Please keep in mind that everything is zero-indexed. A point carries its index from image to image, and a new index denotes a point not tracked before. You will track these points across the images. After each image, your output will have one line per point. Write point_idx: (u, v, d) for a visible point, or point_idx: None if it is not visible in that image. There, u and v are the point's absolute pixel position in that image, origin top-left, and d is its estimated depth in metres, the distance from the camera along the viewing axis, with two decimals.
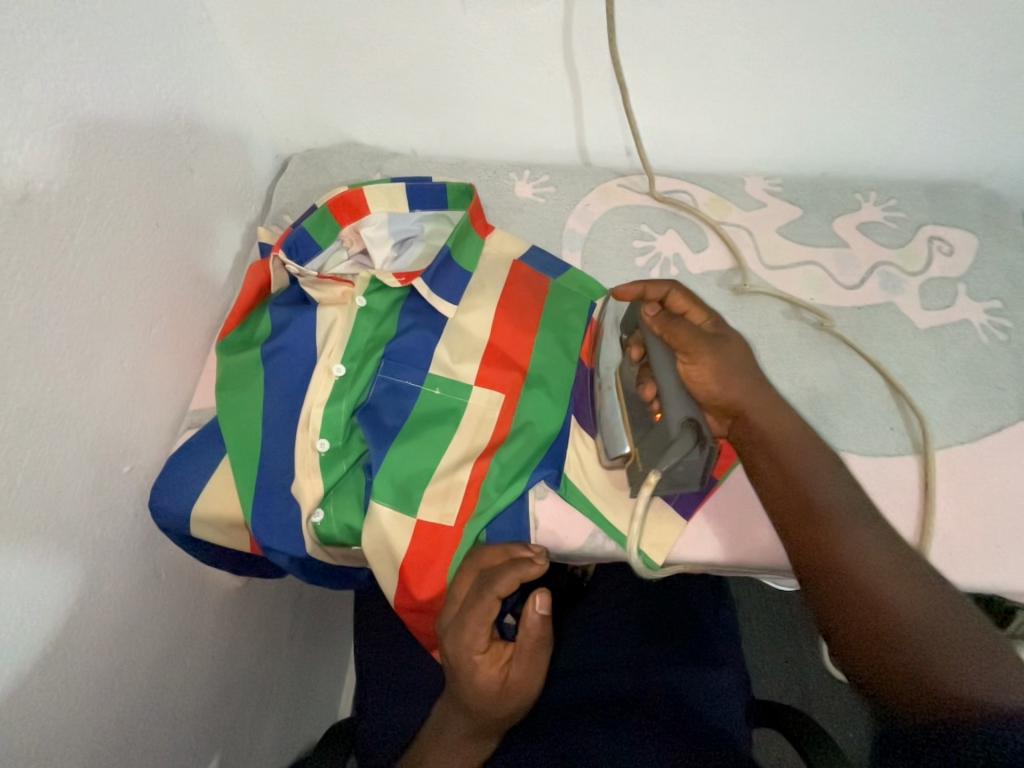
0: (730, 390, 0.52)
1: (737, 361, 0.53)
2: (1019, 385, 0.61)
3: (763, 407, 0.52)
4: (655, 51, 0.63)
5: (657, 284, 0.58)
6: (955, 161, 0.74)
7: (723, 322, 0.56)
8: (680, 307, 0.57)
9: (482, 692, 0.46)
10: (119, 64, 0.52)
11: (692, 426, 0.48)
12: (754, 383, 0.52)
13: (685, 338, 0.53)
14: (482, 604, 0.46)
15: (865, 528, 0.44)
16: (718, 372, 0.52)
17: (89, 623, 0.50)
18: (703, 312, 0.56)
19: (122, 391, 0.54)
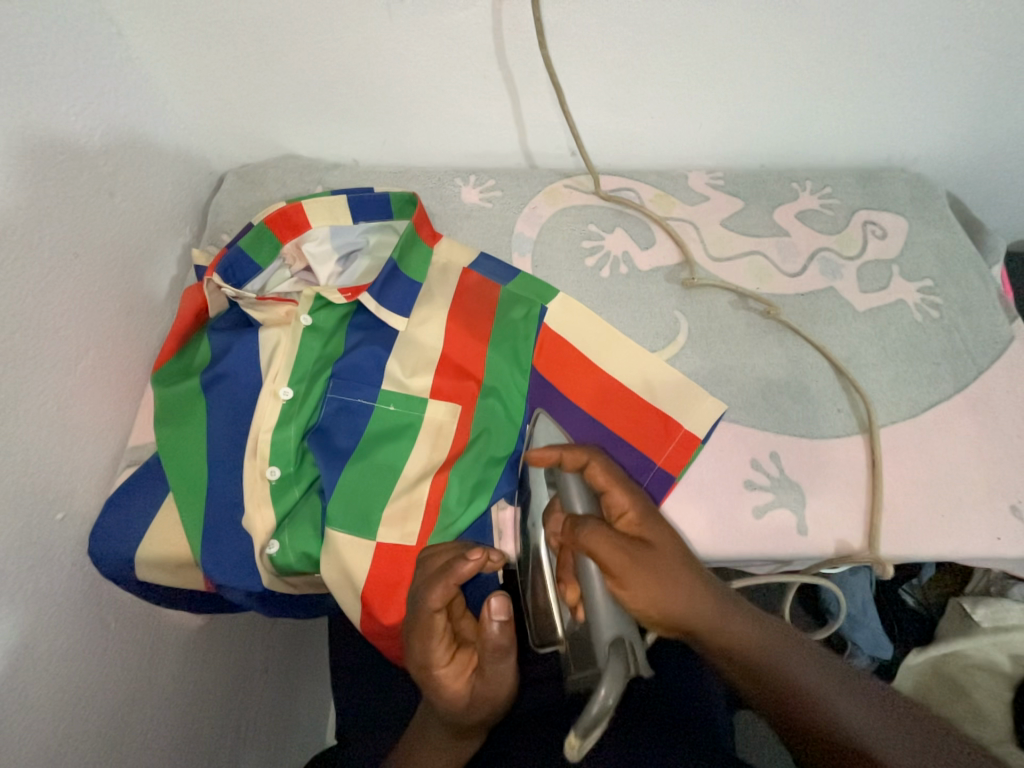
0: (670, 607, 0.43)
1: (670, 570, 0.44)
2: (953, 359, 0.64)
3: (712, 616, 0.43)
4: (587, 53, 0.63)
5: (574, 456, 0.51)
6: (882, 148, 0.77)
7: (651, 513, 0.48)
8: (600, 483, 0.50)
9: (453, 704, 0.45)
10: (19, 85, 0.48)
11: (619, 648, 0.40)
12: (695, 592, 0.44)
13: (606, 555, 0.44)
14: (430, 618, 0.44)
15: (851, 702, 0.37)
16: (650, 594, 0.43)
17: (28, 686, 0.47)
18: (624, 496, 0.49)
19: (49, 434, 0.51)
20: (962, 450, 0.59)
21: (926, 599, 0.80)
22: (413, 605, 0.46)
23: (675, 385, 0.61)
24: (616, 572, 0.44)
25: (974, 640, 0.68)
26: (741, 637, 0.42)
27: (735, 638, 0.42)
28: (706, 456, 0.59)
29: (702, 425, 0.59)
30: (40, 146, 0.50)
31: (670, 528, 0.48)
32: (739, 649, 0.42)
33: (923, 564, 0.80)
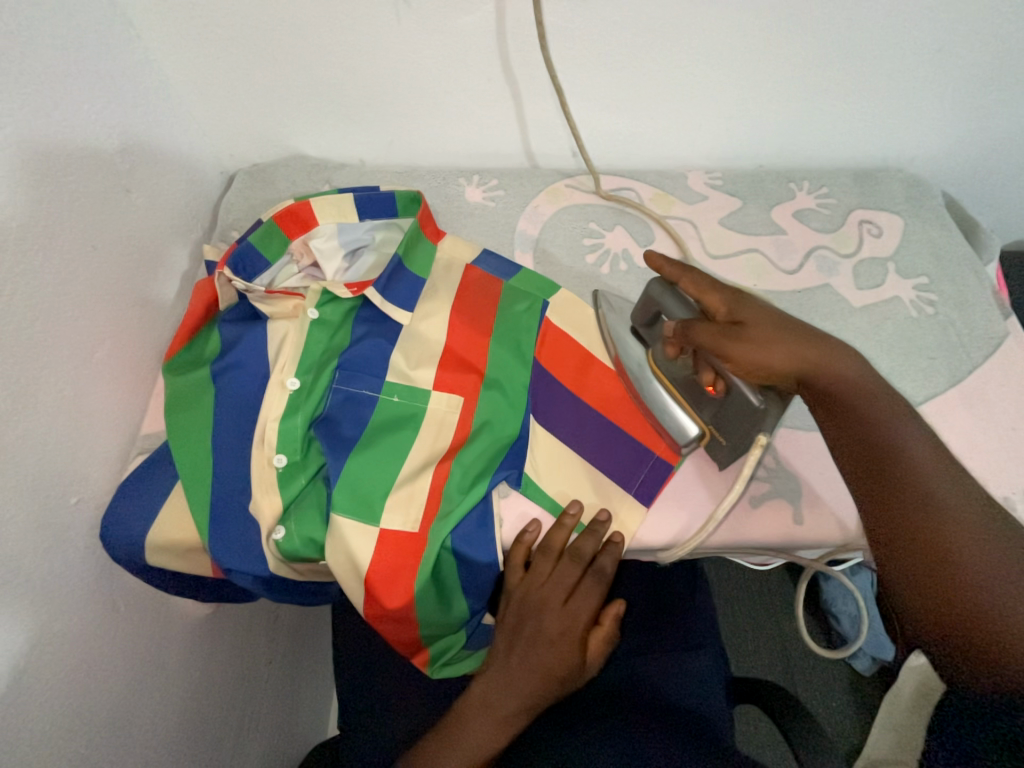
0: (782, 360, 0.48)
1: (768, 335, 0.49)
2: (947, 354, 0.65)
3: (833, 369, 0.47)
4: (588, 57, 0.65)
5: (670, 271, 0.56)
6: (877, 149, 0.78)
7: (742, 298, 0.52)
8: (693, 296, 0.54)
9: (570, 668, 0.54)
10: (42, 87, 0.50)
11: (770, 390, 0.51)
12: (793, 350, 0.48)
13: (711, 340, 0.50)
14: (590, 592, 0.55)
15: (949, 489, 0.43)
16: (758, 358, 0.48)
17: (43, 663, 0.48)
18: (717, 297, 0.53)
19: (64, 420, 0.52)
20: (956, 442, 0.60)
21: None
22: (572, 577, 0.55)
23: None
24: (721, 350, 0.50)
25: None
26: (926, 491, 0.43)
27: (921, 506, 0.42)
28: None
29: None
30: (60, 144, 0.52)
31: (762, 307, 0.51)
32: (918, 491, 0.42)
33: None
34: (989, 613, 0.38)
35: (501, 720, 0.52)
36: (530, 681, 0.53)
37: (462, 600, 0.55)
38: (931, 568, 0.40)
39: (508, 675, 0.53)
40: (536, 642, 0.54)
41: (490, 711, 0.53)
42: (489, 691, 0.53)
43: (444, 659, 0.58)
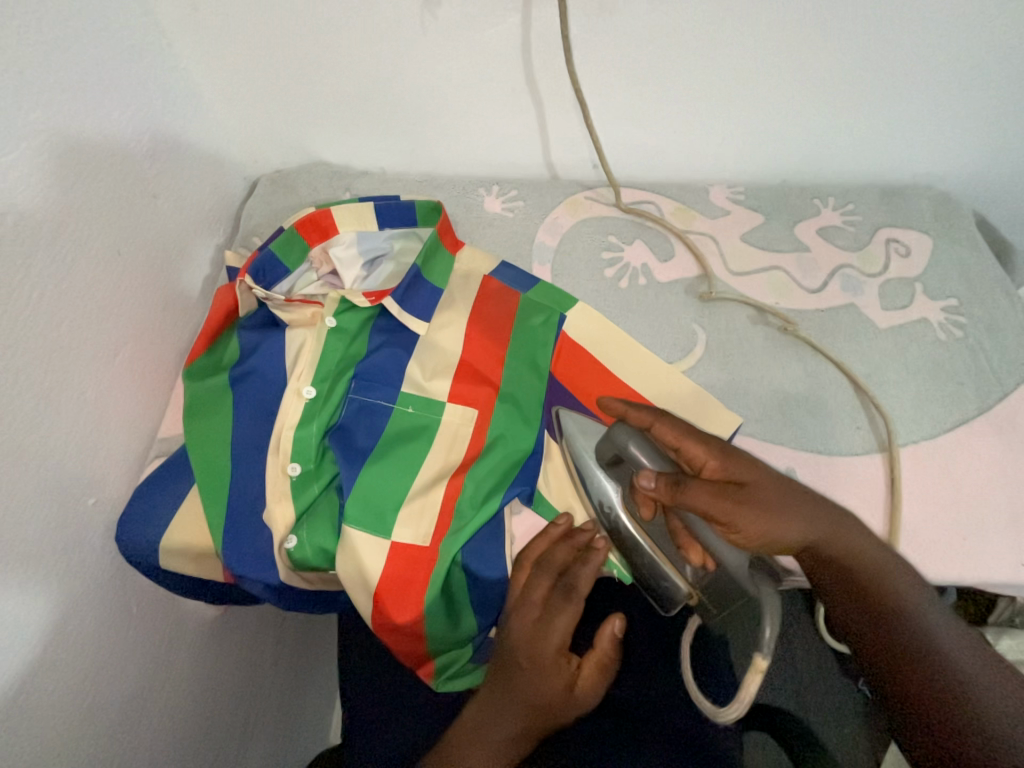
0: (795, 537, 0.46)
1: (769, 503, 0.46)
2: (976, 379, 0.63)
3: (831, 535, 0.46)
4: (612, 70, 0.65)
5: (640, 417, 0.54)
6: (906, 166, 0.77)
7: (728, 452, 0.49)
8: (671, 443, 0.51)
9: (553, 695, 0.47)
10: (76, 94, 0.52)
11: (759, 570, 0.49)
12: (798, 517, 0.46)
13: (709, 508, 0.47)
14: (560, 608, 0.48)
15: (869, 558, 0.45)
16: (767, 529, 0.46)
17: (56, 662, 0.49)
18: (701, 449, 0.50)
19: (85, 422, 0.53)
20: (985, 472, 0.58)
21: None
22: (542, 588, 0.49)
23: (691, 396, 0.61)
24: (724, 520, 0.47)
25: None
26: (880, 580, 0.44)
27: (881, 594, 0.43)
28: None
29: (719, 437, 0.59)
30: (91, 150, 0.53)
31: (749, 459, 0.49)
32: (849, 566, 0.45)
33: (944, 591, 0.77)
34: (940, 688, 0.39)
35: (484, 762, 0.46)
36: (508, 714, 0.47)
37: (471, 616, 0.55)
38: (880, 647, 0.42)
39: (487, 707, 0.48)
40: (511, 661, 0.48)
41: (472, 741, 0.47)
42: (475, 717, 0.48)
43: (450, 672, 0.58)
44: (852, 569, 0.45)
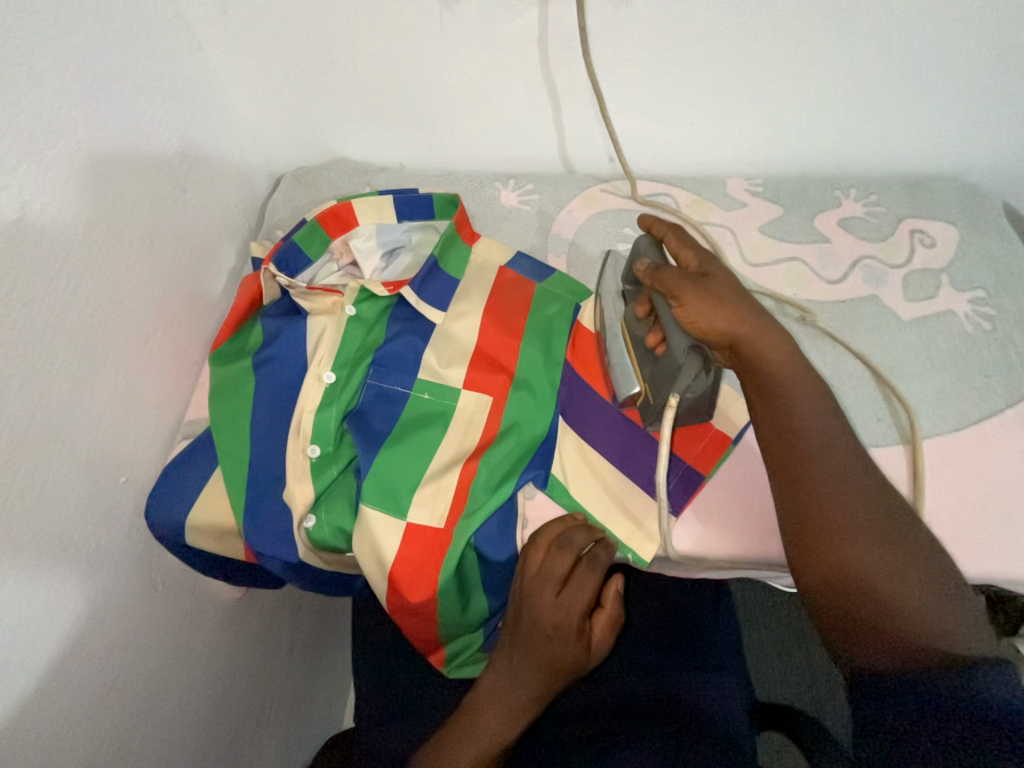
0: (721, 320, 0.49)
1: (724, 294, 0.50)
2: (1005, 372, 0.61)
3: (767, 353, 0.49)
4: (629, 63, 0.65)
5: (659, 227, 0.57)
6: (931, 156, 0.75)
7: (712, 258, 0.53)
8: (673, 249, 0.56)
9: (574, 660, 0.50)
10: (113, 93, 0.54)
11: (696, 350, 0.51)
12: (738, 314, 0.49)
13: (670, 282, 0.52)
14: (584, 581, 0.50)
15: (817, 448, 0.46)
16: (704, 309, 0.50)
17: (88, 632, 0.51)
18: (692, 254, 0.54)
19: (117, 404, 0.55)
20: (1015, 468, 0.56)
21: None
22: (562, 565, 0.50)
23: None
24: (677, 294, 0.51)
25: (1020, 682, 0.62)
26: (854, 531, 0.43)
27: (844, 543, 0.43)
28: (738, 457, 0.58)
29: (735, 426, 0.59)
30: (126, 146, 0.55)
31: (730, 273, 0.53)
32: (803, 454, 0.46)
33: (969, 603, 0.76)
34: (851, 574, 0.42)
35: (511, 715, 0.50)
36: (531, 673, 0.50)
37: (482, 599, 0.56)
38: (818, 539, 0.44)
39: (511, 671, 0.50)
40: (533, 634, 0.49)
41: (499, 703, 0.50)
42: (499, 681, 0.51)
43: (460, 659, 0.59)
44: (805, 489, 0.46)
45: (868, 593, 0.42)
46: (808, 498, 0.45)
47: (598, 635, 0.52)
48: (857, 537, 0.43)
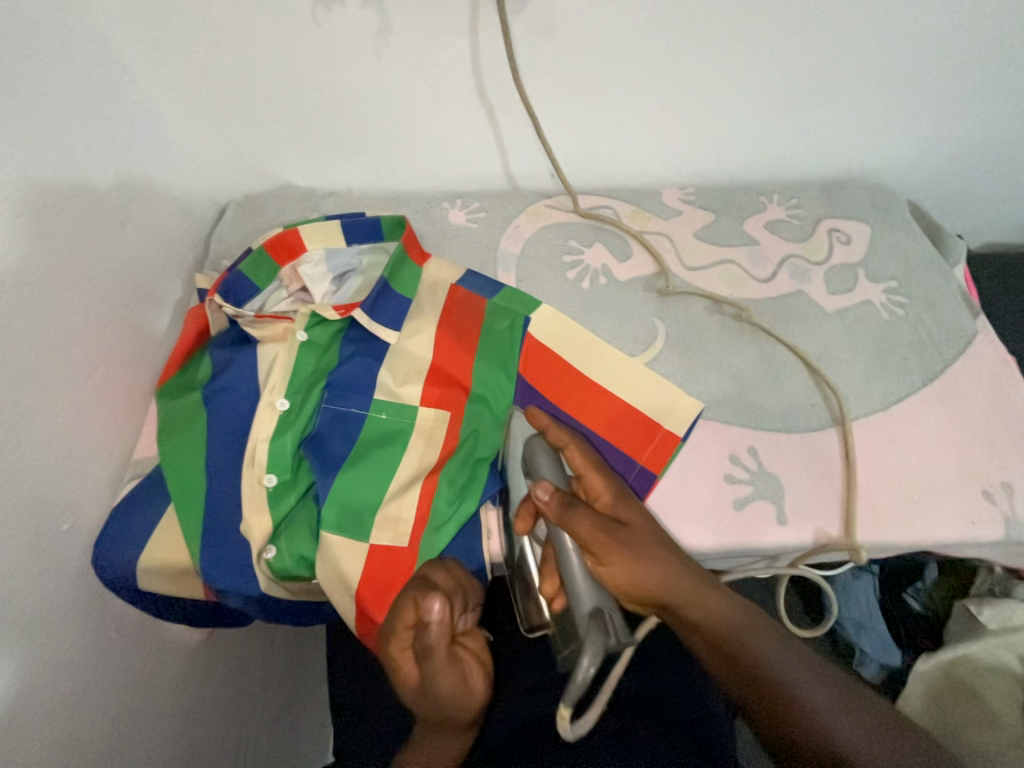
0: (650, 584, 0.48)
1: (646, 547, 0.49)
2: (919, 353, 0.67)
3: (688, 595, 0.48)
4: (561, 88, 0.69)
5: (558, 437, 0.54)
6: (842, 161, 0.82)
7: (624, 494, 0.52)
8: (578, 466, 0.53)
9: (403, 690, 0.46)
10: (42, 128, 0.53)
11: (599, 617, 0.43)
12: (669, 567, 0.48)
13: (587, 533, 0.47)
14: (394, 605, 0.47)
15: (752, 629, 0.46)
16: (627, 568, 0.48)
17: (36, 693, 0.48)
18: (600, 482, 0.52)
19: (60, 448, 0.53)
20: (933, 440, 0.61)
21: (933, 603, 0.79)
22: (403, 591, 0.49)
23: (655, 391, 0.64)
24: (595, 548, 0.48)
25: (982, 643, 0.66)
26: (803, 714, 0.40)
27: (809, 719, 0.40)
28: (688, 453, 0.61)
29: (681, 424, 0.62)
30: (58, 181, 0.54)
31: (643, 508, 0.52)
32: (737, 645, 0.45)
33: (926, 566, 0.81)
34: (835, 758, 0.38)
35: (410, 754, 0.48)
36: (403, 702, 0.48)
37: None
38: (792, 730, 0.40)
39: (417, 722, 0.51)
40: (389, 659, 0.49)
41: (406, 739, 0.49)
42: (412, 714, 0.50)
43: None
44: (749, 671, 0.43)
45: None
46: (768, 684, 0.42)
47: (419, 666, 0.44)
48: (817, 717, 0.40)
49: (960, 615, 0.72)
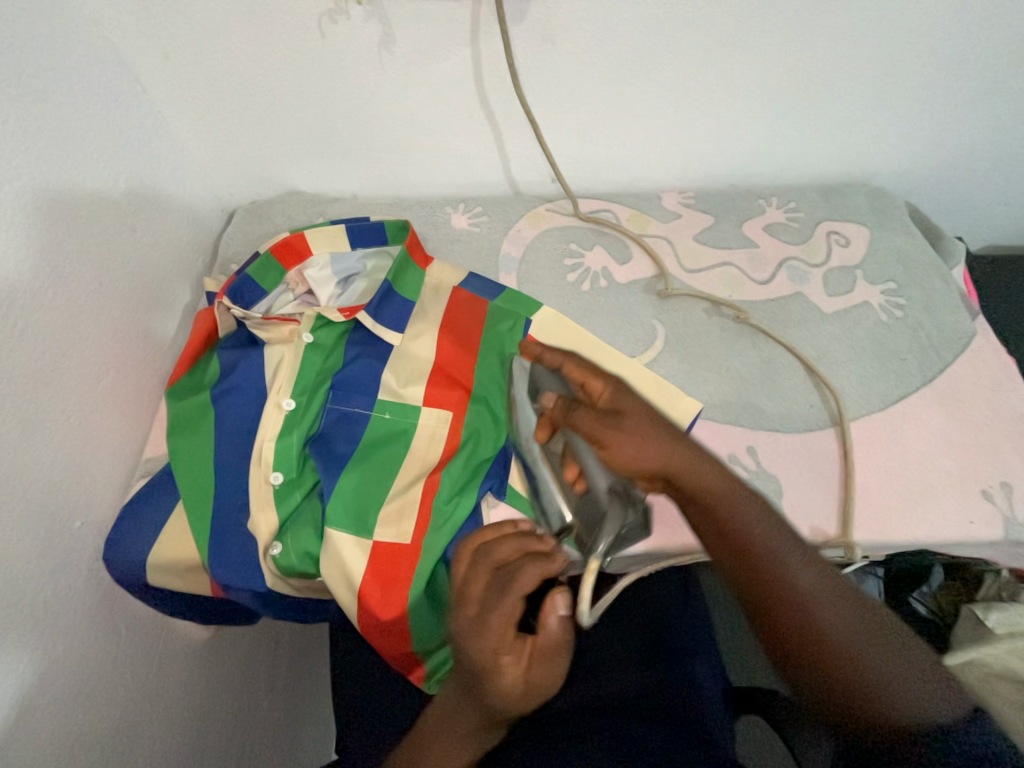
0: (653, 465, 0.48)
1: (646, 431, 0.49)
2: (918, 354, 0.67)
3: (691, 471, 0.48)
4: (561, 95, 0.71)
5: (552, 357, 0.56)
6: (841, 164, 0.83)
7: (622, 388, 0.52)
8: (577, 376, 0.54)
9: (504, 698, 0.42)
10: (55, 139, 0.55)
11: (616, 493, 0.50)
12: (669, 449, 0.48)
13: (590, 429, 0.50)
14: (496, 609, 0.42)
15: (752, 513, 0.47)
16: (632, 453, 0.48)
17: (48, 685, 0.49)
18: (599, 383, 0.53)
19: (72, 446, 0.55)
20: (932, 440, 0.62)
21: (939, 608, 0.78)
22: (479, 588, 0.43)
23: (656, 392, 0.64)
24: (600, 440, 0.49)
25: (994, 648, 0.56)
26: (833, 638, 0.43)
27: (795, 601, 0.44)
28: None
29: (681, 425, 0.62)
30: (72, 189, 0.56)
31: (642, 399, 0.53)
32: (737, 531, 0.47)
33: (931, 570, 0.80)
34: (812, 630, 0.43)
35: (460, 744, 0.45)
36: (465, 702, 0.45)
37: None
38: (779, 605, 0.44)
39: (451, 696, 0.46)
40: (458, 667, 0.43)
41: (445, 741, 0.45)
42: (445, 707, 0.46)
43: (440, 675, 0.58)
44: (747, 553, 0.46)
45: (825, 647, 0.43)
46: (761, 566, 0.45)
47: (534, 664, 0.42)
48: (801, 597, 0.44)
49: (967, 621, 0.70)
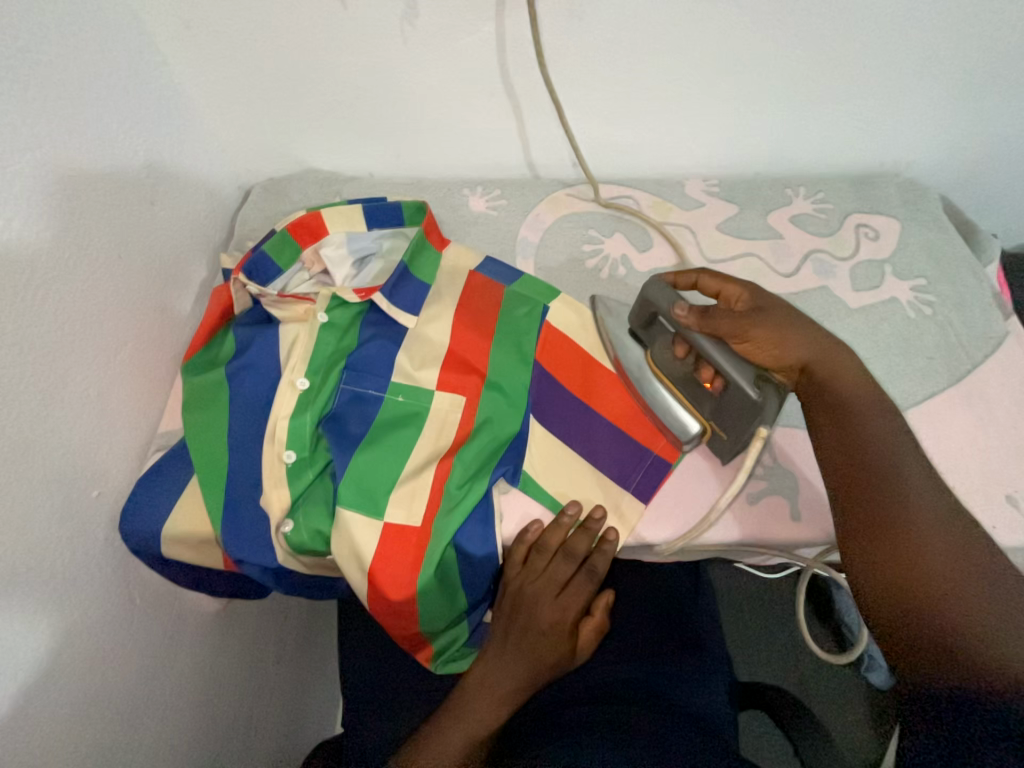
0: (792, 352, 0.52)
1: (786, 324, 0.53)
2: (945, 353, 0.65)
3: (832, 359, 0.52)
4: (586, 74, 0.69)
5: (686, 275, 0.59)
6: (874, 154, 0.80)
7: (758, 289, 0.56)
8: (712, 290, 0.58)
9: (559, 656, 0.57)
10: (74, 109, 0.54)
11: (763, 381, 0.51)
12: (811, 338, 0.53)
13: (730, 327, 0.53)
14: (581, 587, 0.57)
15: (877, 413, 0.50)
16: (775, 343, 0.53)
17: (66, 648, 0.50)
18: (737, 288, 0.57)
19: (90, 418, 0.55)
20: (956, 442, 0.60)
21: None
22: (565, 573, 0.57)
23: None
24: (742, 334, 0.53)
25: None
26: (922, 553, 0.44)
27: (898, 515, 0.45)
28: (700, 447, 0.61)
29: None
30: (91, 159, 0.55)
31: (778, 298, 0.57)
32: (861, 428, 0.50)
33: None
34: (908, 542, 0.44)
35: (497, 701, 0.54)
36: (521, 667, 0.55)
37: (464, 594, 0.57)
38: (875, 511, 0.46)
39: (505, 664, 0.55)
40: (530, 630, 0.56)
41: (485, 695, 0.54)
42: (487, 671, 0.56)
43: (445, 655, 0.60)
44: (862, 451, 0.49)
45: (915, 559, 0.44)
46: (868, 468, 0.48)
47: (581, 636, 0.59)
48: (904, 508, 0.46)
49: None
